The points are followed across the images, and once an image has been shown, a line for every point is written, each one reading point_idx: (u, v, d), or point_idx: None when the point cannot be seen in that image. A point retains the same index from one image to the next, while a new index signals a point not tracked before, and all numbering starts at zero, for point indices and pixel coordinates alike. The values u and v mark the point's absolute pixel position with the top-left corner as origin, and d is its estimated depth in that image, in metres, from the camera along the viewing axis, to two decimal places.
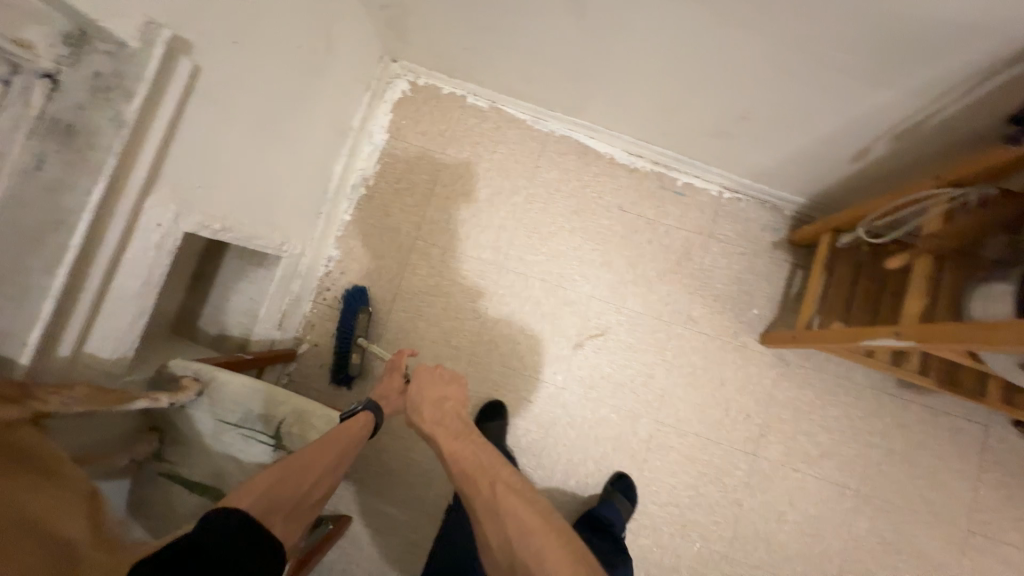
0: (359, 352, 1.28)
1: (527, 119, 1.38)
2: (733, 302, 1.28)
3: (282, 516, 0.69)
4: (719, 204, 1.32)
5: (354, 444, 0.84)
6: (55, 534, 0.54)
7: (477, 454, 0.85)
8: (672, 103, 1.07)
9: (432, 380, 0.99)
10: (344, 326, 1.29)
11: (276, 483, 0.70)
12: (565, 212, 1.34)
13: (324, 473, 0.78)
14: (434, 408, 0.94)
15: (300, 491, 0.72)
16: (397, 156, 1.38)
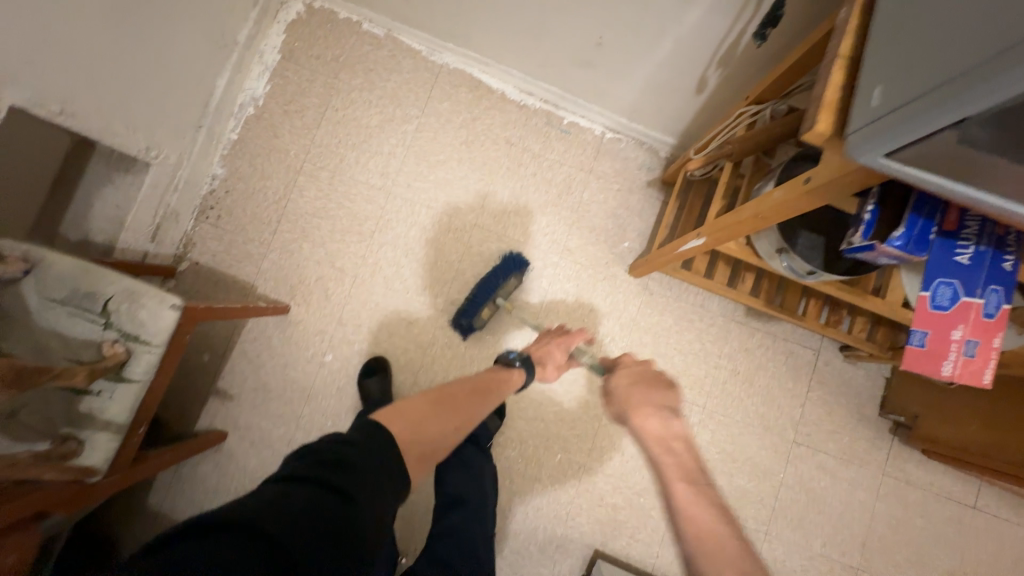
0: (490, 310, 1.27)
1: (423, 50, 1.39)
2: (607, 235, 1.36)
3: (415, 451, 0.85)
4: (601, 143, 1.39)
5: (495, 394, 1.05)
6: None
7: (719, 526, 0.70)
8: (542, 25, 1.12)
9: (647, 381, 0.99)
10: (493, 283, 1.26)
11: (415, 421, 0.89)
12: (455, 143, 1.38)
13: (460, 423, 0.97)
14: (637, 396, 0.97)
15: (443, 433, 0.92)
16: (289, 77, 1.37)
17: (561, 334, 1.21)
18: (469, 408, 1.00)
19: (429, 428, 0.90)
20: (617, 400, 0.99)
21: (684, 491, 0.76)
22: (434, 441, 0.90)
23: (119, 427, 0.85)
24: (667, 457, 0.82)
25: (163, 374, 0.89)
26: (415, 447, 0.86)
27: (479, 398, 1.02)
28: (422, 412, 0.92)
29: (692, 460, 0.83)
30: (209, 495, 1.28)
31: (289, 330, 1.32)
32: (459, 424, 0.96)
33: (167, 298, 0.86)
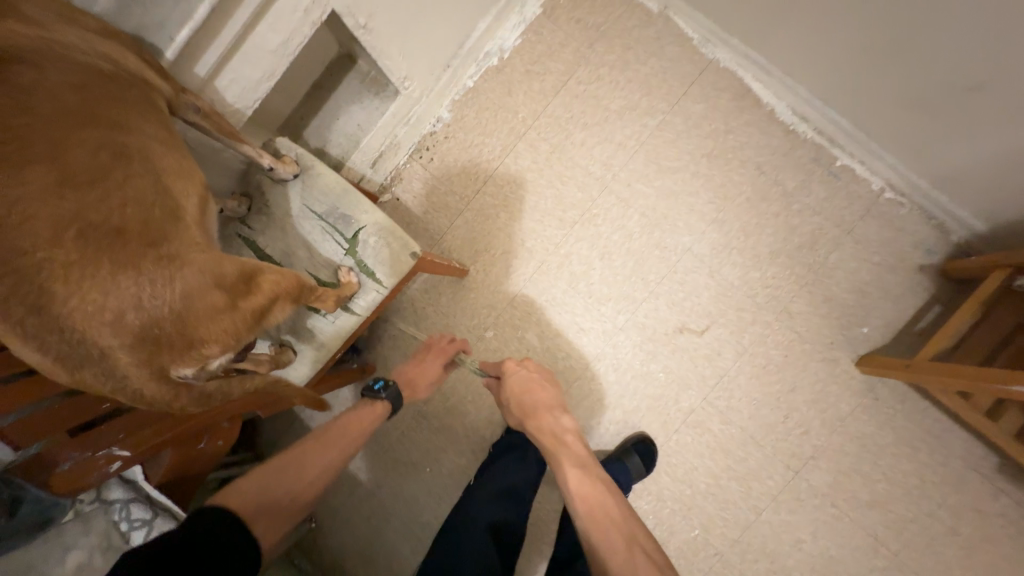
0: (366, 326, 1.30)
1: (695, 39, 1.22)
2: (843, 311, 1.12)
3: (266, 518, 0.68)
4: (875, 202, 1.13)
5: (359, 435, 0.86)
6: (187, 325, 0.65)
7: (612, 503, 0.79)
8: (906, 46, 0.88)
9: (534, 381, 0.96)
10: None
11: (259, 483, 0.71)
12: (695, 153, 1.20)
13: (324, 470, 0.78)
14: (523, 407, 0.93)
15: (303, 482, 0.75)
16: (543, 35, 1.27)
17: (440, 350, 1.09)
18: (339, 445, 0.82)
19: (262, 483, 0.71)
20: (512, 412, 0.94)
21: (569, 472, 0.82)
22: (297, 494, 0.73)
23: (329, 350, 0.85)
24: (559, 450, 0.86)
25: (378, 313, 0.87)
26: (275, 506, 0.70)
27: (335, 437, 0.83)
28: (261, 481, 0.72)
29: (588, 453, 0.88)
30: None
31: (461, 293, 1.28)
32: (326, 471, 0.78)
33: (409, 244, 0.83)
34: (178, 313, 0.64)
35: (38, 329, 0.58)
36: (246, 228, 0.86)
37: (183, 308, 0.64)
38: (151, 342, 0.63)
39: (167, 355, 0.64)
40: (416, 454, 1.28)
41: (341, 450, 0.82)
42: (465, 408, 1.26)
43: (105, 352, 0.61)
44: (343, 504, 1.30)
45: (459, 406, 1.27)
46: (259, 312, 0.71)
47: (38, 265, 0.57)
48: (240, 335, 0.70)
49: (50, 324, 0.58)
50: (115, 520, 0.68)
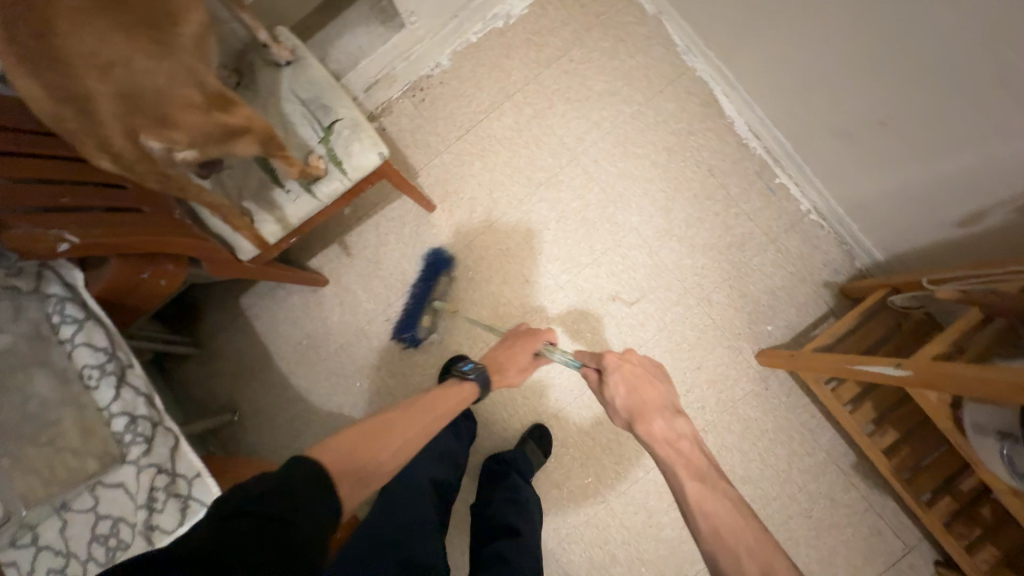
0: (430, 318, 1.31)
1: (679, 45, 1.35)
2: (755, 308, 1.26)
3: (350, 481, 0.68)
4: (799, 220, 1.28)
5: (449, 410, 0.90)
6: (162, 106, 0.70)
7: (724, 507, 0.76)
8: (827, 75, 1.02)
9: (620, 371, 0.94)
10: (420, 289, 1.31)
11: (353, 441, 0.73)
12: (659, 145, 1.32)
13: (406, 442, 0.79)
14: (627, 392, 0.92)
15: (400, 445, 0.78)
16: (548, 11, 1.38)
17: (528, 335, 1.10)
18: (430, 412, 0.87)
19: (370, 442, 0.75)
20: (621, 414, 0.92)
21: (693, 490, 0.80)
22: (382, 461, 0.74)
23: (286, 227, 0.91)
24: (719, 500, 0.77)
25: (337, 204, 0.94)
26: (354, 468, 0.70)
27: (427, 411, 0.87)
28: (356, 437, 0.74)
29: (721, 479, 0.82)
30: (287, 323, 1.38)
31: (424, 228, 1.36)
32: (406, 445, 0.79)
33: (378, 144, 0.90)
34: (161, 93, 0.69)
35: (32, 56, 0.65)
36: None
37: (165, 88, 0.69)
38: (131, 105, 0.68)
39: (141, 131, 0.69)
40: (350, 368, 1.35)
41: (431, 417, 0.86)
42: (406, 334, 1.34)
43: (85, 99, 0.67)
44: (270, 403, 1.35)
45: None
46: (227, 132, 0.73)
47: (46, 13, 0.65)
48: (206, 142, 0.73)
49: (47, 59, 0.65)
50: (48, 313, 0.74)
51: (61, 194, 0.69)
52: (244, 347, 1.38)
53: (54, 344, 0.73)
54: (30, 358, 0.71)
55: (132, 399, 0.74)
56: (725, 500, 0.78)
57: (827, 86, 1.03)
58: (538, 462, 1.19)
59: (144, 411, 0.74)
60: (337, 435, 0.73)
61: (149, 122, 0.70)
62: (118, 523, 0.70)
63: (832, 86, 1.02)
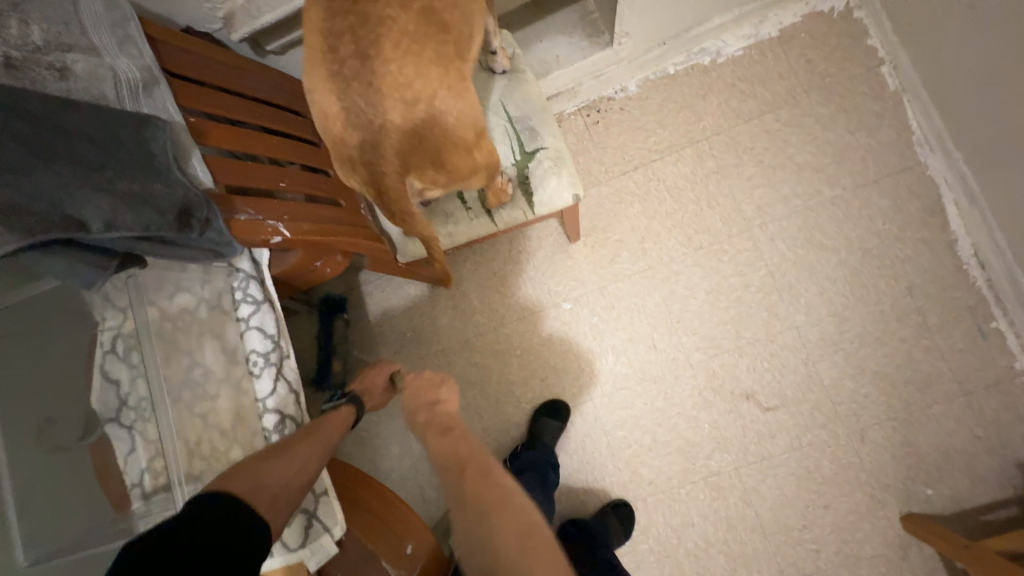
0: (339, 364, 1.32)
1: (916, 134, 1.14)
2: (918, 463, 1.06)
3: (262, 504, 0.65)
4: (1008, 379, 1.05)
5: (339, 428, 0.81)
6: (442, 148, 0.70)
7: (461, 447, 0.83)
8: None
9: (432, 380, 0.94)
10: (323, 336, 1.32)
11: (246, 471, 0.68)
12: (854, 242, 1.13)
13: (305, 461, 0.73)
14: (425, 413, 0.90)
15: (281, 473, 0.69)
16: (767, 58, 1.21)
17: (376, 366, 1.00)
18: (318, 432, 0.78)
19: (244, 475, 0.67)
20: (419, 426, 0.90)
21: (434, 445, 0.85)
22: (291, 477, 0.70)
23: (453, 242, 0.86)
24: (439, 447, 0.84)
25: (510, 232, 0.87)
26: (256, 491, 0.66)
27: (308, 441, 0.76)
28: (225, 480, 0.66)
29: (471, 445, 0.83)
30: (397, 310, 1.36)
31: (559, 256, 1.28)
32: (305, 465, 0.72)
33: (576, 184, 0.82)
34: (446, 133, 0.69)
35: (348, 75, 0.65)
36: None
37: (451, 127, 0.69)
38: (421, 141, 0.69)
39: (412, 172, 0.70)
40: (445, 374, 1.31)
41: (319, 437, 0.77)
42: (510, 359, 1.28)
43: (375, 123, 0.67)
44: None
45: (505, 354, 1.28)
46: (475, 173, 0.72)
47: (366, 21, 0.65)
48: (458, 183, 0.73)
49: (359, 79, 0.65)
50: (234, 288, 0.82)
51: (281, 177, 0.76)
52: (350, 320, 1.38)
53: (232, 320, 0.82)
54: (215, 325, 0.82)
55: (284, 394, 0.81)
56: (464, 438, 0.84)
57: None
58: (617, 540, 1.07)
59: (292, 410, 0.81)
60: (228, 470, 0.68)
61: (428, 158, 0.70)
62: None
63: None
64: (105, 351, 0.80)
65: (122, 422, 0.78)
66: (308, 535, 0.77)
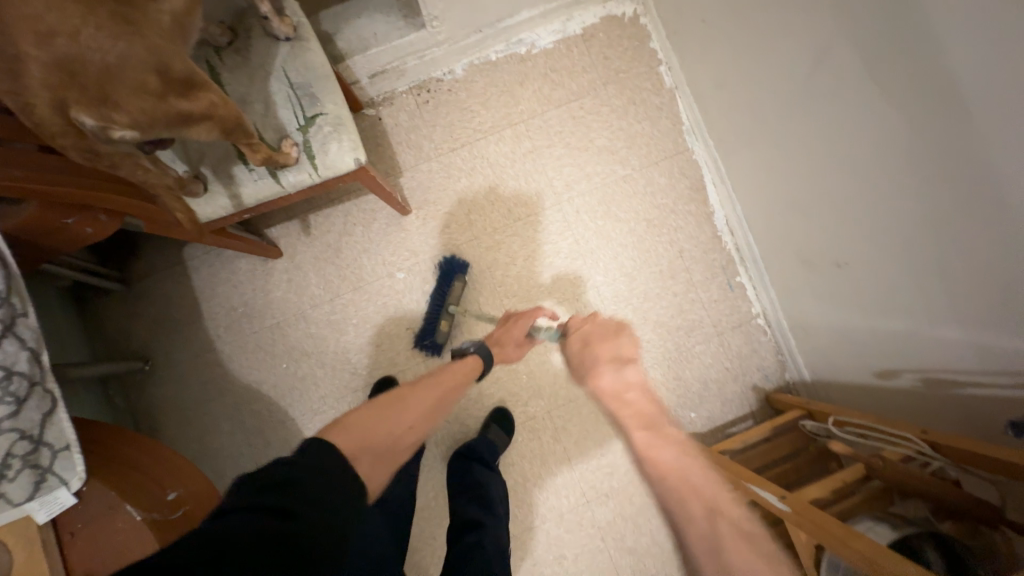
0: (448, 321, 1.26)
1: (685, 125, 1.38)
2: (686, 392, 1.31)
3: (371, 459, 0.74)
4: (747, 321, 1.34)
5: (454, 388, 0.96)
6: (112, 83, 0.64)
7: (704, 484, 0.87)
8: (802, 203, 1.07)
9: (591, 334, 1.09)
10: (435, 295, 1.28)
11: (366, 424, 0.79)
12: (640, 213, 1.35)
13: (418, 419, 0.87)
14: (618, 384, 1.01)
15: (405, 426, 0.84)
16: (573, 52, 1.38)
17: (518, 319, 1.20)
18: (444, 388, 0.95)
19: (378, 418, 0.82)
20: (577, 371, 1.08)
21: (640, 437, 0.94)
22: (393, 443, 0.80)
23: (240, 204, 0.88)
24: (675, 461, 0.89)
25: (299, 194, 0.91)
26: (368, 449, 0.75)
27: (429, 392, 0.92)
28: (370, 415, 0.81)
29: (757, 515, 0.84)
30: (227, 286, 1.32)
31: (393, 229, 1.34)
32: (418, 422, 0.87)
33: (357, 149, 0.88)
34: (106, 67, 0.64)
35: None
36: (216, 59, 0.87)
37: (115, 66, 0.64)
38: (80, 76, 0.63)
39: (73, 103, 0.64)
40: (279, 347, 1.31)
41: (439, 395, 0.93)
42: (346, 329, 1.31)
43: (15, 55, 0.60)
44: (187, 362, 1.30)
45: (341, 324, 1.31)
46: (184, 117, 0.69)
47: None
48: (151, 126, 0.68)
49: None
50: None
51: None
52: (174, 298, 1.32)
53: None
54: None
55: (12, 352, 0.76)
56: (675, 448, 0.92)
57: (808, 225, 1.08)
58: (502, 445, 1.21)
59: (24, 367, 0.77)
60: (352, 418, 0.79)
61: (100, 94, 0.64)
62: None
63: (841, 235, 0.99)
64: None
65: None
66: (39, 489, 0.79)
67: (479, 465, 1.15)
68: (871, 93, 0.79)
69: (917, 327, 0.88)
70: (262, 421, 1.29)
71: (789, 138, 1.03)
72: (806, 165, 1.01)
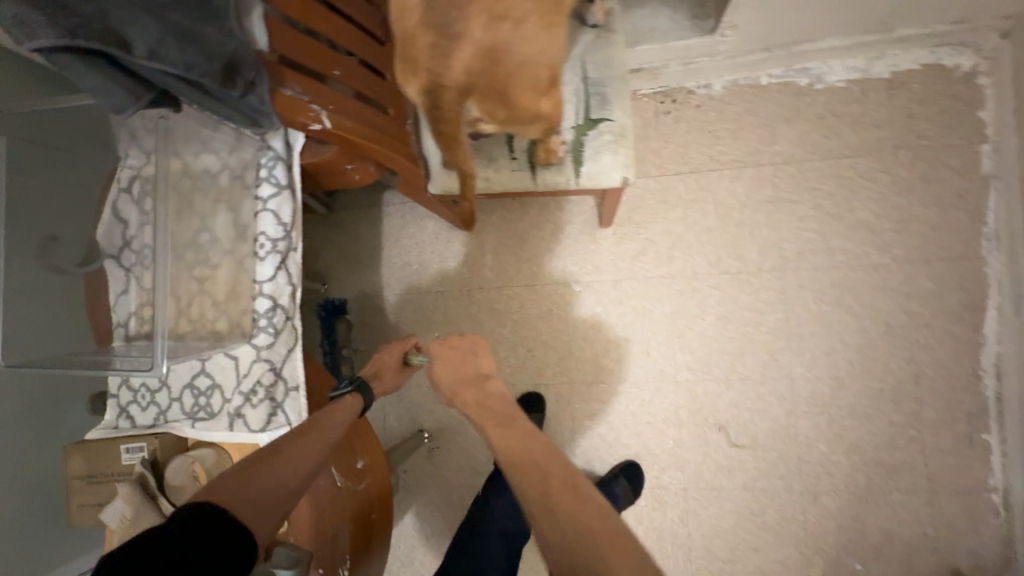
0: (347, 364, 1.29)
1: (988, 227, 1.07)
2: (859, 539, 1.08)
3: (257, 515, 0.60)
4: (977, 491, 1.04)
5: (348, 410, 0.75)
6: (508, 82, 0.67)
7: (529, 450, 0.70)
8: None
9: (461, 354, 0.85)
10: (325, 337, 1.30)
11: (228, 483, 0.62)
12: (881, 314, 1.10)
13: (305, 457, 0.67)
14: (475, 391, 0.81)
15: (287, 470, 0.65)
16: (868, 99, 1.12)
17: (391, 350, 0.92)
18: (327, 414, 0.73)
19: (239, 481, 0.62)
20: (444, 393, 0.85)
21: (498, 436, 0.74)
22: (282, 484, 0.63)
23: (488, 188, 0.83)
24: (514, 437, 0.72)
25: (546, 194, 0.84)
26: (248, 498, 0.61)
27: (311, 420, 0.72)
28: (228, 477, 0.63)
29: (548, 449, 0.69)
30: (409, 240, 1.35)
31: (584, 238, 1.24)
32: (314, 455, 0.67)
33: (629, 167, 0.78)
34: (517, 68, 0.66)
35: None
36: None
37: (524, 64, 0.65)
38: (490, 68, 0.66)
39: (474, 95, 0.68)
40: (437, 315, 1.32)
41: (326, 420, 0.72)
42: (504, 321, 1.27)
43: (453, 34, 0.64)
44: (356, 298, 1.37)
45: (500, 316, 1.28)
46: (535, 118, 0.70)
47: None
48: (513, 124, 0.71)
49: None
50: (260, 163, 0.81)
51: (336, 65, 0.71)
52: (361, 236, 1.38)
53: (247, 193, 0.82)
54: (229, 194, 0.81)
55: (281, 284, 0.81)
56: (531, 434, 0.72)
57: None
58: (627, 500, 1.08)
59: (286, 302, 0.81)
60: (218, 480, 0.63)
61: (495, 85, 0.67)
62: (214, 387, 0.79)
63: None
64: (120, 188, 0.82)
65: (121, 262, 0.81)
66: (269, 423, 0.76)
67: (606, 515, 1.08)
68: None
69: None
70: None
71: None
72: None
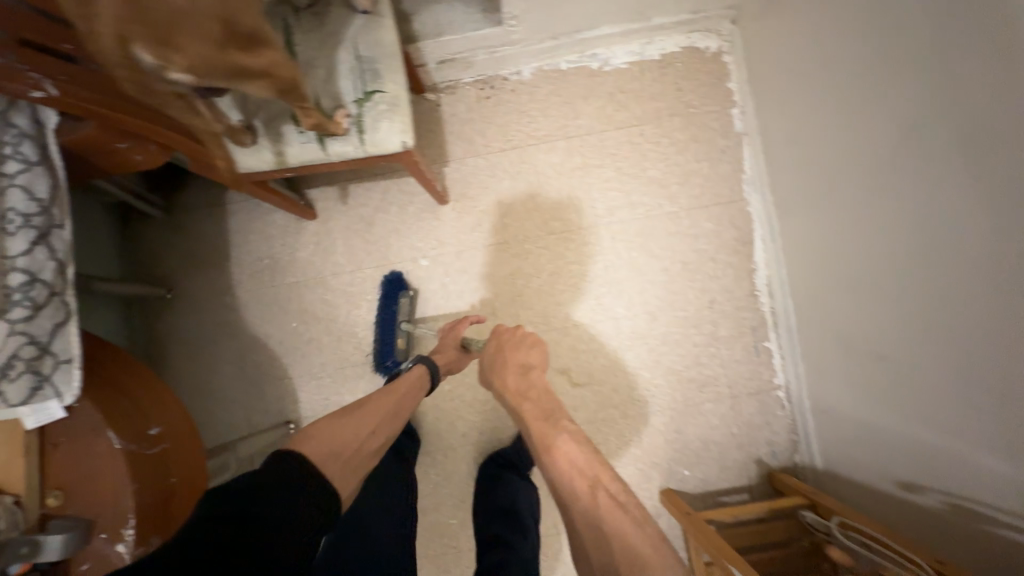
0: (404, 341, 1.25)
1: (746, 173, 1.31)
2: (683, 447, 1.24)
3: (338, 463, 0.79)
4: (767, 390, 1.25)
5: (414, 394, 0.98)
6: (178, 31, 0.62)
7: (573, 455, 0.80)
8: (857, 280, 0.98)
9: (512, 341, 1.01)
10: (385, 313, 1.25)
11: (327, 440, 0.81)
12: (677, 254, 1.29)
13: (376, 426, 0.90)
14: (521, 380, 0.94)
15: (360, 432, 0.86)
16: (645, 77, 1.34)
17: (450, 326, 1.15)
18: (394, 392, 0.96)
19: (334, 434, 0.82)
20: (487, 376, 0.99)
21: (538, 429, 0.86)
22: (358, 444, 0.84)
23: (283, 164, 0.89)
24: (553, 435, 0.84)
25: (341, 166, 0.91)
26: (337, 449, 0.81)
27: (386, 395, 0.95)
28: (325, 431, 0.82)
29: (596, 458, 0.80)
30: (257, 236, 1.36)
31: (426, 216, 1.33)
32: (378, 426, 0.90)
33: (407, 133, 0.88)
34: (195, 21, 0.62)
35: None
36: (295, 19, 0.88)
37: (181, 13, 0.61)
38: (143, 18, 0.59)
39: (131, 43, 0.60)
40: (293, 306, 1.33)
41: (392, 397, 0.95)
42: (359, 303, 1.32)
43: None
44: (206, 299, 1.34)
45: (355, 298, 1.32)
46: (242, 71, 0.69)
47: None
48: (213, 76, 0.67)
49: None
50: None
51: None
52: (207, 237, 1.36)
53: None
54: None
55: (42, 260, 0.85)
56: (567, 434, 0.83)
57: (857, 304, 1.00)
58: None
59: (48, 277, 0.85)
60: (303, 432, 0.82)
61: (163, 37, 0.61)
62: None
63: (887, 318, 0.92)
64: None
65: None
66: (34, 396, 0.82)
67: (512, 474, 1.14)
68: (969, 172, 0.69)
69: (984, 461, 0.74)
70: (261, 373, 1.32)
71: (857, 209, 0.95)
72: (861, 237, 0.95)
